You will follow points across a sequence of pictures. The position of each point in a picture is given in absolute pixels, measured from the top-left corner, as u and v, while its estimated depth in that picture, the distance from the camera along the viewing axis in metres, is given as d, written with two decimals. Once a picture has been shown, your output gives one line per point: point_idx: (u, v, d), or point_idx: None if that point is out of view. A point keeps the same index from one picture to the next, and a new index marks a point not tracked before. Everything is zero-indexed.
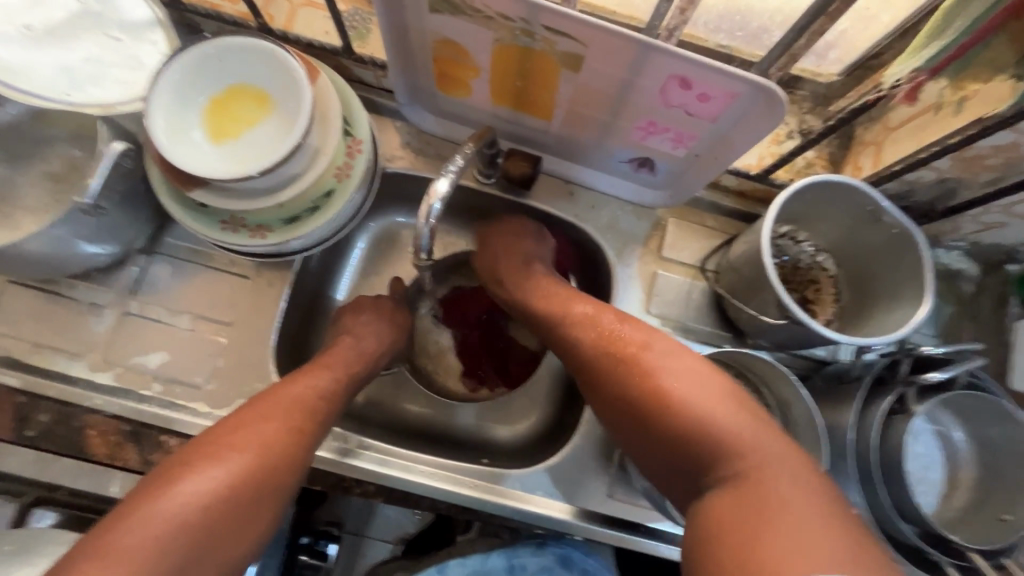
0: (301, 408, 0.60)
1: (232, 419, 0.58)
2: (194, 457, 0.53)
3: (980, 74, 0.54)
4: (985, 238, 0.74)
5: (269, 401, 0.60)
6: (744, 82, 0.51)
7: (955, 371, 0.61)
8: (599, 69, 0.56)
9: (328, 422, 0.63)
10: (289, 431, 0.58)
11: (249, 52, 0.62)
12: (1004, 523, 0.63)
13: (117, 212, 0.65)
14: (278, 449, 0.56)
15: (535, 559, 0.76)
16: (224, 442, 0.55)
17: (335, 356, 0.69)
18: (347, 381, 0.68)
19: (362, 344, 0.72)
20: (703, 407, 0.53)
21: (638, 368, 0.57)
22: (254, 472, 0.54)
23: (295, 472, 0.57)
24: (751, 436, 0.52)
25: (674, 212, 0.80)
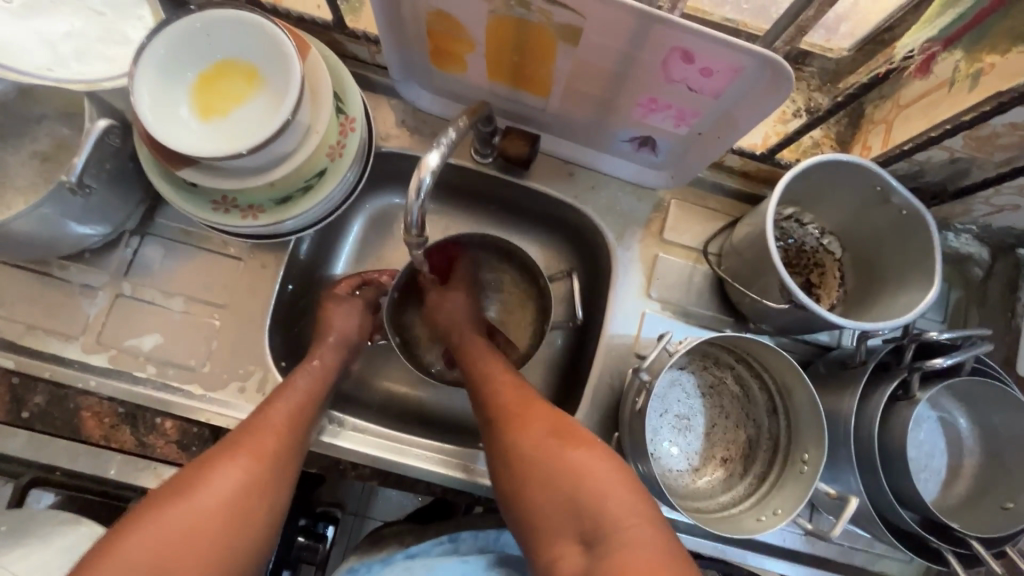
0: (263, 443, 0.57)
1: (201, 459, 0.55)
2: (162, 497, 0.52)
3: (998, 45, 0.52)
4: (997, 221, 0.72)
5: (240, 436, 0.57)
6: (748, 55, 0.49)
7: (961, 357, 0.59)
8: (598, 42, 0.54)
9: (298, 450, 0.60)
10: (249, 470, 0.55)
11: (236, 26, 0.60)
12: (1006, 512, 0.62)
13: (106, 191, 0.64)
14: (241, 485, 0.54)
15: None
16: (193, 480, 0.53)
17: (321, 340, 0.72)
18: (315, 403, 0.64)
19: (330, 359, 0.70)
20: (578, 470, 0.53)
21: (532, 428, 0.58)
22: (218, 516, 0.52)
23: (267, 508, 0.55)
24: (611, 505, 0.51)
25: (675, 193, 0.78)
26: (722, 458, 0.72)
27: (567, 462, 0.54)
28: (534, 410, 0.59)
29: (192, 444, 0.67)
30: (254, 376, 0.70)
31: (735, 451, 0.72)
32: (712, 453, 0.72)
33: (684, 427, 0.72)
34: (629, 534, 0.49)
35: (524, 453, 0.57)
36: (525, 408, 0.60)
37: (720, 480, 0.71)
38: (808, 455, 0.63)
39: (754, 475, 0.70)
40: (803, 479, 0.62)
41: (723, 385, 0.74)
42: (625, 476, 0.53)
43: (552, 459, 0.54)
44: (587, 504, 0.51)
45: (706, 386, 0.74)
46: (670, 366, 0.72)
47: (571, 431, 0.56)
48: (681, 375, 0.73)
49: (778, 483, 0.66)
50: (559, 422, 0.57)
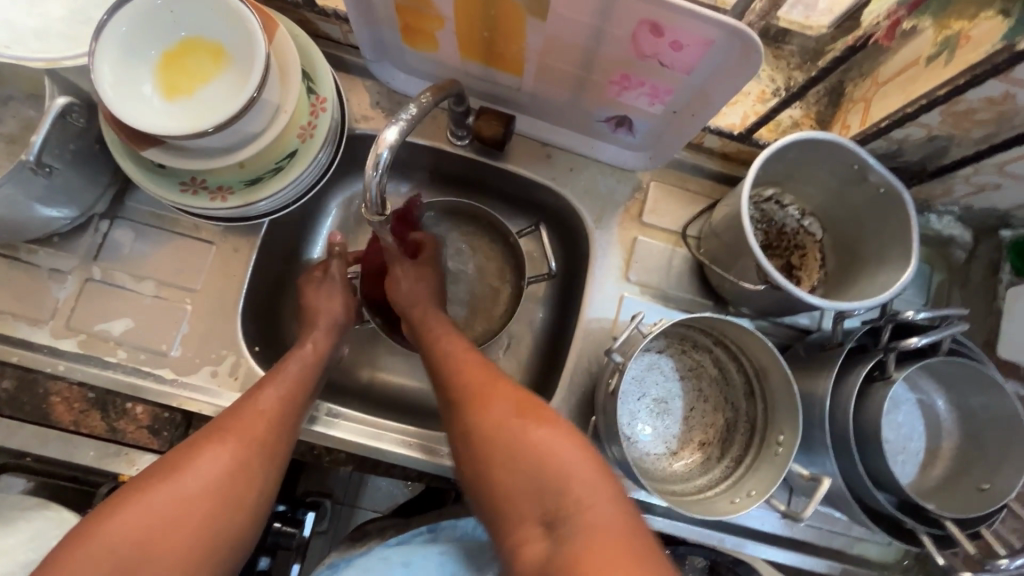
0: (250, 430, 0.56)
1: (185, 444, 0.54)
2: (145, 484, 0.50)
3: (967, 10, 0.51)
4: (978, 201, 0.71)
5: (227, 423, 0.56)
6: (717, 26, 0.48)
7: (936, 336, 0.58)
8: (566, 15, 0.53)
9: (286, 436, 0.59)
10: (233, 458, 0.54)
11: (200, 2, 0.59)
12: (983, 493, 0.61)
13: (71, 172, 0.63)
14: (224, 476, 0.53)
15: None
16: (177, 468, 0.52)
17: (313, 320, 0.69)
18: (305, 388, 0.63)
19: (321, 347, 0.67)
20: (545, 451, 0.50)
21: (492, 407, 0.55)
22: (200, 503, 0.51)
23: (253, 499, 0.54)
24: (578, 486, 0.49)
25: (655, 175, 0.77)
26: (700, 442, 0.71)
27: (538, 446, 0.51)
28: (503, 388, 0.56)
29: (163, 429, 0.66)
30: (227, 360, 0.69)
31: (713, 435, 0.71)
32: (690, 437, 0.71)
33: (662, 410, 0.72)
34: (601, 520, 0.47)
35: (483, 437, 0.54)
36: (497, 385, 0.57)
37: (697, 464, 0.70)
38: (783, 436, 0.63)
39: (730, 458, 0.69)
40: (778, 461, 0.61)
41: (702, 368, 0.73)
42: (595, 459, 0.51)
43: (513, 440, 0.52)
44: (560, 489, 0.49)
45: (685, 369, 0.73)
46: (647, 350, 0.72)
47: (539, 412, 0.53)
48: (659, 358, 0.72)
49: (753, 465, 0.65)
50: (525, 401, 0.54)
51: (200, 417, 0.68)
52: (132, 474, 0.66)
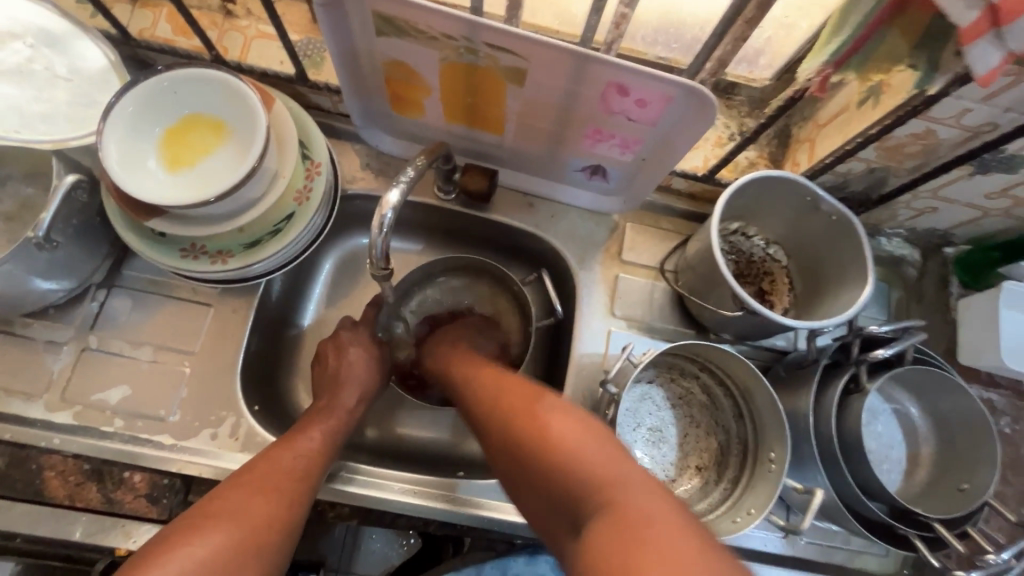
0: (282, 475, 0.58)
1: (216, 494, 0.55)
2: (179, 533, 0.50)
3: (881, 67, 0.55)
4: (921, 222, 0.79)
5: (257, 469, 0.58)
6: (676, 85, 0.54)
7: (899, 347, 0.64)
8: (542, 82, 0.59)
9: (316, 484, 0.61)
10: (270, 501, 0.55)
11: (203, 82, 0.64)
12: (962, 493, 0.65)
13: (71, 245, 0.65)
14: (258, 514, 0.54)
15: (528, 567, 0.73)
16: (212, 514, 0.52)
17: (338, 383, 0.72)
18: (330, 441, 0.66)
19: (348, 401, 0.71)
20: (560, 438, 0.51)
21: (508, 415, 0.57)
22: (244, 544, 0.51)
23: (284, 535, 0.55)
24: (599, 470, 0.48)
25: (630, 218, 0.82)
26: (697, 467, 0.73)
27: (546, 440, 0.52)
28: (520, 396, 0.58)
29: (163, 496, 0.65)
30: (227, 421, 0.69)
31: (708, 459, 0.74)
32: (687, 462, 0.74)
33: (658, 438, 0.74)
34: (625, 490, 0.46)
35: (506, 442, 0.56)
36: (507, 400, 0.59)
37: (696, 489, 0.72)
38: (774, 453, 0.66)
39: (727, 481, 0.71)
40: (772, 477, 0.64)
41: (691, 395, 0.76)
42: (610, 441, 0.51)
43: (521, 446, 0.54)
44: (564, 464, 0.49)
45: (675, 397, 0.76)
46: (638, 381, 0.75)
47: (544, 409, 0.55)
48: (650, 388, 0.76)
49: (749, 484, 0.67)
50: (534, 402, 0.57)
51: (200, 482, 0.67)
52: (129, 547, 0.64)
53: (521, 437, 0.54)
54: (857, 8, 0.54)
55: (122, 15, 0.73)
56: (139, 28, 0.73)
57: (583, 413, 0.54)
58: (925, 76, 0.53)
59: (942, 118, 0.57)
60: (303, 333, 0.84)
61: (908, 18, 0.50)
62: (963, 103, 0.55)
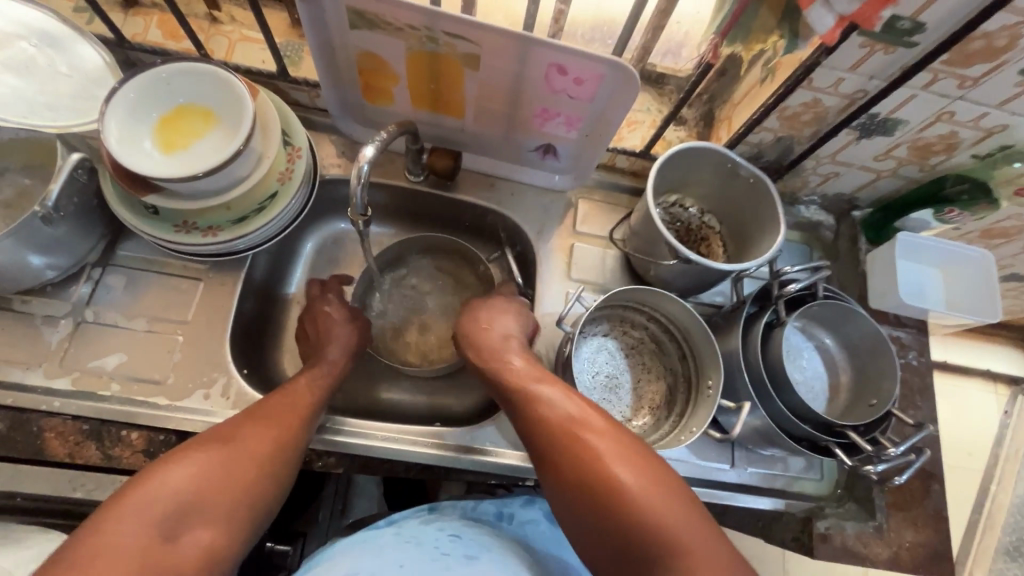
0: (278, 418, 0.66)
1: (228, 421, 0.65)
2: (189, 445, 0.60)
3: (759, 37, 0.65)
4: (829, 188, 0.91)
5: (265, 407, 0.67)
6: (604, 62, 0.65)
7: (808, 281, 0.75)
8: (493, 65, 0.69)
9: (310, 428, 0.68)
10: (266, 439, 0.63)
11: (196, 74, 0.72)
12: (873, 407, 0.75)
13: (71, 223, 0.71)
14: (257, 441, 0.63)
15: (524, 510, 0.78)
16: (216, 436, 0.62)
17: (323, 342, 0.79)
18: (320, 392, 0.72)
19: (335, 359, 0.77)
20: (644, 498, 0.58)
21: (583, 462, 0.61)
22: (235, 461, 0.60)
23: (277, 460, 0.63)
24: (676, 530, 0.56)
25: (582, 194, 0.93)
26: (650, 406, 0.82)
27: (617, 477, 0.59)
28: (588, 442, 0.62)
29: (159, 451, 0.70)
30: (218, 382, 0.75)
31: (659, 399, 0.83)
32: (640, 403, 0.82)
33: (613, 384, 0.83)
34: (692, 539, 0.55)
35: (580, 488, 0.60)
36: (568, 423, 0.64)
37: (649, 424, 0.81)
38: (712, 380, 0.75)
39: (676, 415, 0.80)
40: (710, 400, 0.73)
41: (642, 344, 0.85)
42: (683, 498, 0.59)
43: (601, 491, 0.59)
44: (648, 528, 0.56)
45: (628, 347, 0.85)
46: (594, 333, 0.84)
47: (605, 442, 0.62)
48: (605, 340, 0.85)
49: (693, 411, 0.77)
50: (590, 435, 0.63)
51: (194, 438, 0.72)
52: None
53: (601, 489, 0.59)
54: None
55: (117, 22, 0.82)
56: (132, 33, 0.82)
57: (663, 471, 0.60)
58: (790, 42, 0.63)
59: (823, 87, 0.70)
60: (287, 310, 0.90)
61: None
62: (836, 72, 0.67)
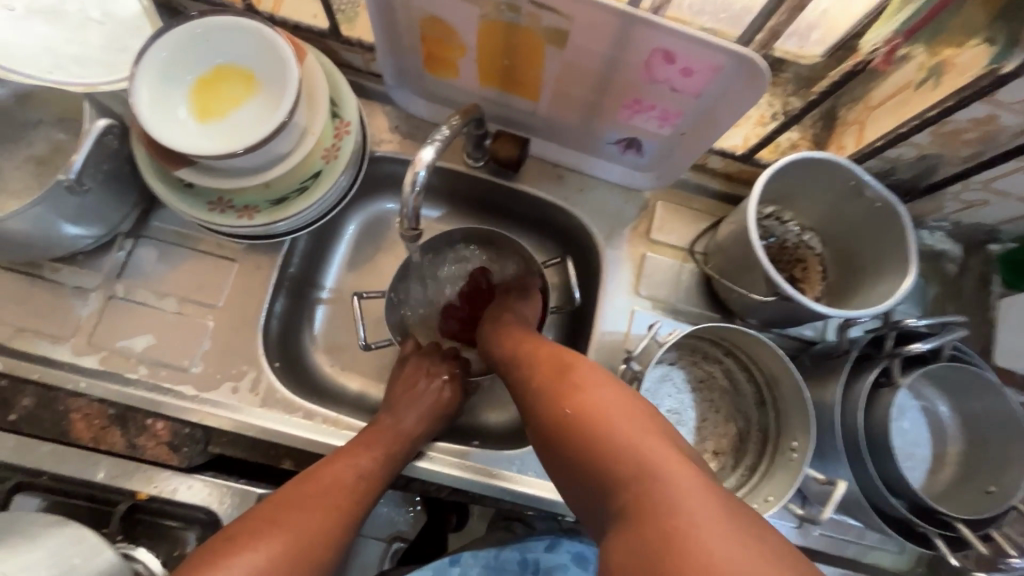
0: (337, 494, 0.58)
1: (278, 495, 0.57)
2: (242, 532, 0.52)
3: (954, 40, 0.55)
4: (968, 216, 0.75)
5: (314, 478, 0.59)
6: (726, 52, 0.52)
7: (937, 342, 0.61)
8: (583, 45, 0.57)
9: (367, 502, 0.61)
10: (326, 518, 0.56)
11: (236, 30, 0.62)
12: (989, 495, 0.63)
13: (101, 192, 0.65)
14: (315, 527, 0.55)
15: (550, 554, 0.72)
16: (273, 518, 0.54)
17: (405, 401, 0.71)
18: (388, 463, 0.64)
19: (407, 421, 0.69)
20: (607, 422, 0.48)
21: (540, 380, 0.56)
22: (295, 556, 0.53)
23: (331, 553, 0.56)
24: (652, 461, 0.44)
25: (661, 196, 0.80)
26: (714, 451, 0.73)
27: (596, 428, 0.48)
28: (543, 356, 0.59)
29: (184, 445, 0.66)
30: (247, 376, 0.70)
31: (726, 444, 0.73)
32: (703, 446, 0.73)
33: (675, 421, 0.73)
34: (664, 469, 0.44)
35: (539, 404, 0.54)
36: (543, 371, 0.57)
37: (712, 473, 0.71)
38: (796, 442, 0.65)
39: (745, 466, 0.71)
40: (793, 465, 0.63)
41: (713, 379, 0.75)
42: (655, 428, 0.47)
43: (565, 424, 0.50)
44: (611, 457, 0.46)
45: (696, 381, 0.75)
46: (660, 361, 0.74)
47: (596, 393, 0.51)
48: (671, 369, 0.74)
49: (769, 471, 0.67)
50: (574, 381, 0.53)
51: (219, 434, 0.69)
52: (150, 492, 0.64)
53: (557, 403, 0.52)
54: None
55: None
56: None
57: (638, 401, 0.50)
58: (1001, 51, 0.50)
59: (1007, 103, 0.54)
60: (325, 295, 0.83)
61: None
62: None
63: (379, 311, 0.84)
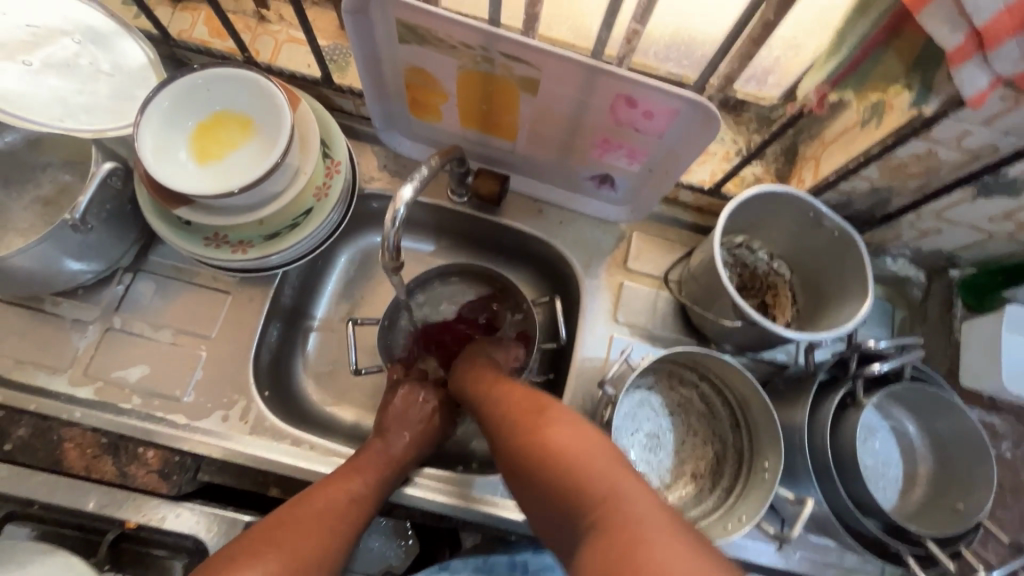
0: (329, 518, 0.60)
1: (273, 518, 0.58)
2: (242, 555, 0.53)
3: (878, 85, 0.59)
4: (926, 243, 0.79)
5: (307, 502, 0.60)
6: (682, 99, 0.57)
7: (896, 363, 0.64)
8: (554, 92, 0.62)
9: (356, 528, 0.62)
10: (320, 543, 0.58)
11: (235, 81, 0.68)
12: (958, 512, 0.65)
13: (103, 230, 0.69)
14: (310, 550, 0.56)
15: (537, 556, 0.73)
16: (270, 540, 0.55)
17: (396, 424, 0.73)
18: (377, 490, 0.66)
19: (393, 443, 0.71)
20: (570, 453, 0.51)
21: (514, 415, 0.59)
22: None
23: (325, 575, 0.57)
24: (616, 486, 0.47)
25: (637, 227, 0.84)
26: (692, 474, 0.74)
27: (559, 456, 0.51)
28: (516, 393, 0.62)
29: (173, 473, 0.67)
30: (238, 405, 0.72)
31: (704, 466, 0.75)
32: (682, 469, 0.75)
33: (654, 445, 0.75)
34: (624, 491, 0.46)
35: (510, 440, 0.57)
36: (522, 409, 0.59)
37: (690, 495, 0.73)
38: (768, 462, 0.67)
39: (721, 488, 0.72)
40: (765, 485, 0.65)
41: (690, 403, 0.77)
42: (614, 455, 0.50)
43: (535, 455, 0.53)
44: (574, 482, 0.49)
45: (674, 405, 0.77)
46: (637, 387, 0.76)
47: (558, 420, 0.55)
48: (649, 394, 0.77)
49: (743, 492, 0.68)
50: (545, 415, 0.56)
51: (209, 462, 0.70)
52: (138, 521, 0.66)
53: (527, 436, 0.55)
54: (852, 31, 0.58)
55: (164, 17, 0.78)
56: (178, 29, 0.78)
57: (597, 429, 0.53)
58: (919, 96, 0.55)
59: (942, 140, 0.59)
60: (316, 326, 0.86)
61: (903, 39, 0.55)
62: (961, 126, 0.56)
63: (368, 340, 0.87)
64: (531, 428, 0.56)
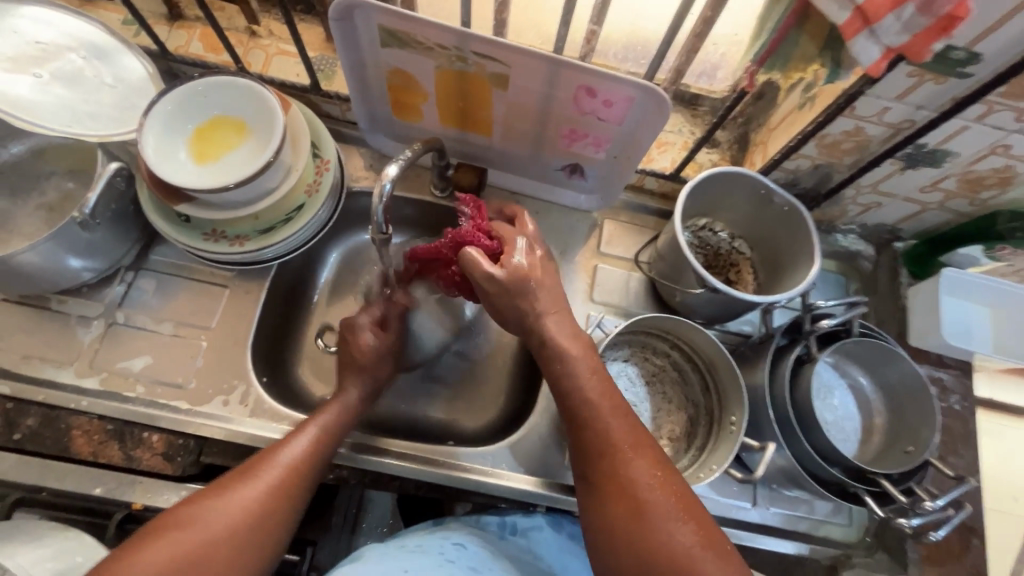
0: (272, 477, 0.61)
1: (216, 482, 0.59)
2: (170, 520, 0.54)
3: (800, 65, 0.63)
4: (870, 218, 0.87)
5: (250, 465, 0.61)
6: (635, 86, 0.64)
7: (843, 318, 0.71)
8: (523, 86, 0.69)
9: (303, 489, 0.63)
10: (253, 504, 0.58)
11: (231, 87, 0.74)
12: (908, 454, 0.71)
13: (107, 228, 0.73)
14: (241, 512, 0.57)
15: (527, 518, 0.76)
16: (201, 503, 0.56)
17: (345, 370, 0.74)
18: (329, 436, 0.67)
19: (349, 393, 0.72)
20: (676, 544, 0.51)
21: (615, 465, 0.57)
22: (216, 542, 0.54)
23: (256, 538, 0.57)
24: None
25: (608, 214, 0.91)
26: (668, 438, 0.79)
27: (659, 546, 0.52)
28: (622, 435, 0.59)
29: (177, 454, 0.71)
30: (237, 390, 0.76)
31: (679, 430, 0.80)
32: (659, 434, 0.80)
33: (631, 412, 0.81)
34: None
35: (606, 489, 0.56)
36: (631, 442, 0.58)
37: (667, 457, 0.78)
38: (735, 416, 0.73)
39: (695, 448, 0.77)
40: (732, 436, 0.71)
41: (663, 372, 0.83)
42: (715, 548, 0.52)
43: (636, 525, 0.53)
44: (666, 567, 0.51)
45: (648, 375, 0.83)
46: (613, 359, 0.82)
47: (661, 498, 0.54)
48: (625, 365, 0.82)
49: (714, 447, 0.74)
50: (650, 486, 0.55)
51: (211, 444, 0.74)
52: (144, 502, 0.69)
53: (626, 502, 0.55)
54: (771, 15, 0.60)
55: (162, 35, 0.85)
56: (175, 45, 0.84)
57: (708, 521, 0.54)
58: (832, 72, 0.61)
59: (866, 116, 0.67)
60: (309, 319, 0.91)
61: (812, 23, 0.58)
62: (880, 102, 0.64)
63: None
64: (635, 498, 0.55)
